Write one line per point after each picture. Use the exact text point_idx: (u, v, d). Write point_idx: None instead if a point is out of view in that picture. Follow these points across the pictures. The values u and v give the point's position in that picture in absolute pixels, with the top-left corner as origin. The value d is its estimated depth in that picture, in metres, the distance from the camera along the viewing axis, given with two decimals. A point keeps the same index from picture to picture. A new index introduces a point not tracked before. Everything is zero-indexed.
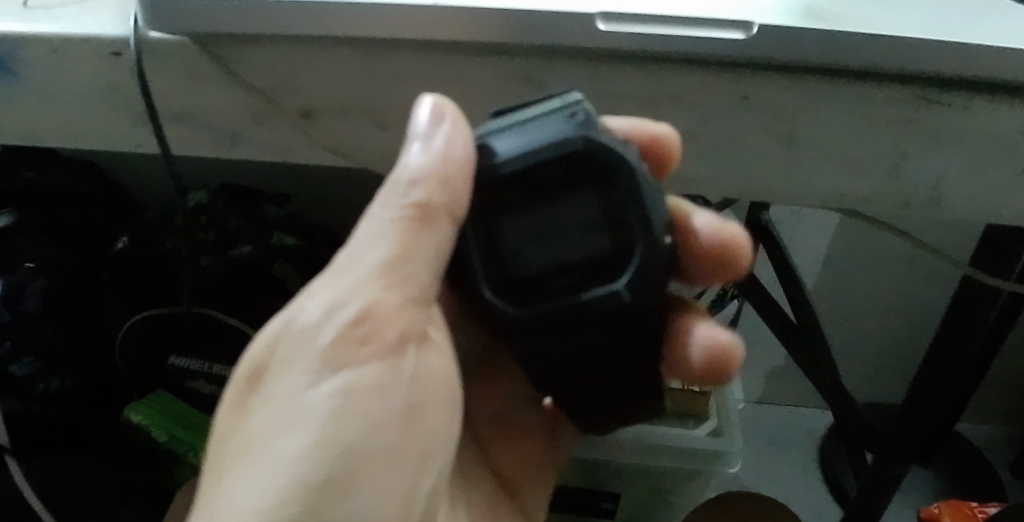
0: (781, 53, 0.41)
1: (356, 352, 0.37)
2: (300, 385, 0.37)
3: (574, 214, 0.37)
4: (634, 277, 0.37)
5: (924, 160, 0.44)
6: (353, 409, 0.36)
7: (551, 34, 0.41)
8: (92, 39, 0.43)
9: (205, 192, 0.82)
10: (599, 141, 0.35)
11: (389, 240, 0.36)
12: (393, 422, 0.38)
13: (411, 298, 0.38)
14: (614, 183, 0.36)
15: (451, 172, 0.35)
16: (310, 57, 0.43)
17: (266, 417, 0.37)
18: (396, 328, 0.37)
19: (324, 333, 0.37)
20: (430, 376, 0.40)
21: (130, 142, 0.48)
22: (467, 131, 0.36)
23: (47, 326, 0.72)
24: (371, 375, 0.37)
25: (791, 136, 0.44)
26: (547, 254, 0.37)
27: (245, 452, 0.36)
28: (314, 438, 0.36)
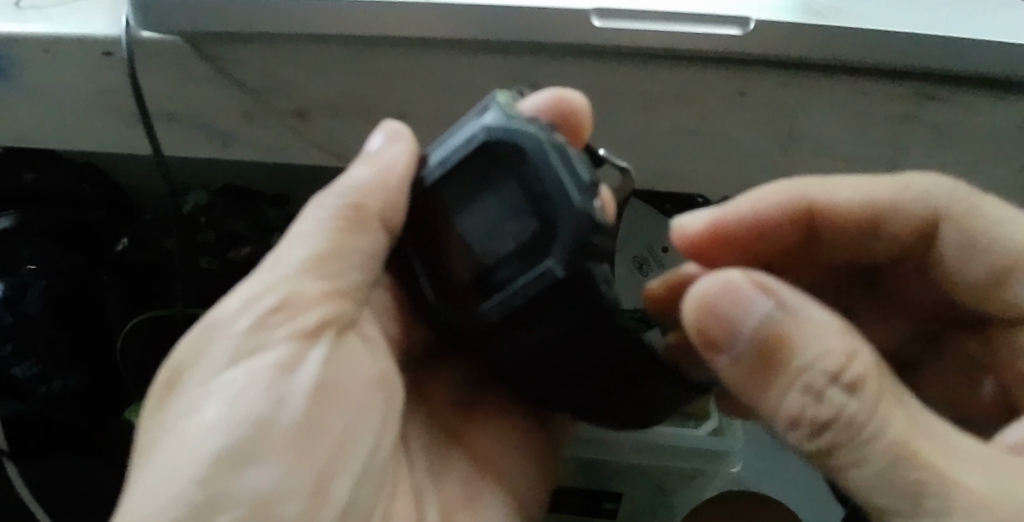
0: (778, 49, 0.41)
1: (266, 336, 0.38)
2: (215, 369, 0.38)
3: (502, 203, 0.34)
4: (568, 249, 0.33)
5: (921, 158, 0.43)
6: (257, 389, 0.37)
7: (546, 31, 0.41)
8: (83, 38, 0.43)
9: (204, 194, 0.78)
10: (500, 132, 0.33)
11: (316, 234, 0.38)
12: (299, 403, 0.37)
13: (336, 291, 0.38)
14: (523, 162, 0.33)
15: (390, 180, 0.37)
16: (303, 57, 0.43)
17: (181, 409, 0.37)
18: (315, 314, 0.38)
19: (237, 324, 0.38)
20: (360, 365, 0.40)
21: (123, 142, 0.48)
22: (411, 147, 0.39)
23: (50, 330, 0.70)
24: (281, 356, 0.37)
25: (788, 134, 0.43)
26: (495, 250, 0.35)
27: (160, 436, 0.37)
28: (219, 417, 0.36)
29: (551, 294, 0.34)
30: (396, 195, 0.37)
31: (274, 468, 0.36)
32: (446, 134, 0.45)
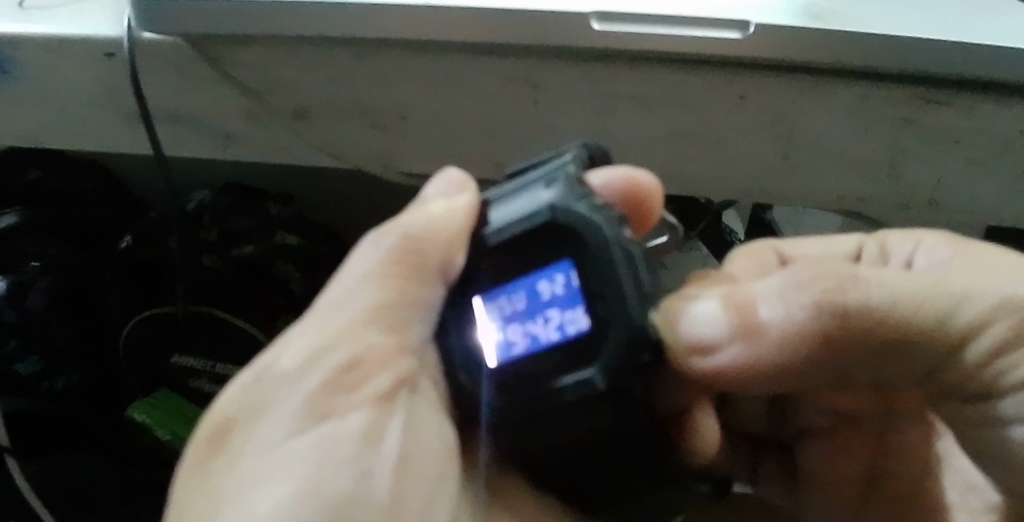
0: (779, 52, 0.41)
1: (340, 401, 0.37)
2: (282, 433, 0.36)
3: (559, 287, 0.33)
4: (607, 361, 0.31)
5: (922, 163, 0.43)
6: (335, 457, 0.36)
7: (546, 34, 0.41)
8: (87, 39, 0.43)
9: (207, 192, 0.79)
10: (566, 210, 0.32)
11: (380, 285, 0.37)
12: (381, 472, 0.37)
13: (402, 349, 0.38)
14: (585, 242, 0.32)
15: (448, 232, 0.36)
16: (304, 59, 0.43)
17: (242, 469, 0.36)
18: (385, 376, 0.38)
19: (307, 381, 0.37)
20: (432, 433, 0.39)
21: (124, 143, 0.48)
22: (472, 194, 0.38)
23: (52, 325, 0.70)
24: (359, 424, 0.37)
25: (788, 138, 0.43)
26: (545, 336, 0.34)
27: (216, 507, 0.35)
28: (300, 488, 0.35)
29: (596, 405, 0.32)
30: (451, 240, 0.36)
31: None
32: (448, 136, 0.45)
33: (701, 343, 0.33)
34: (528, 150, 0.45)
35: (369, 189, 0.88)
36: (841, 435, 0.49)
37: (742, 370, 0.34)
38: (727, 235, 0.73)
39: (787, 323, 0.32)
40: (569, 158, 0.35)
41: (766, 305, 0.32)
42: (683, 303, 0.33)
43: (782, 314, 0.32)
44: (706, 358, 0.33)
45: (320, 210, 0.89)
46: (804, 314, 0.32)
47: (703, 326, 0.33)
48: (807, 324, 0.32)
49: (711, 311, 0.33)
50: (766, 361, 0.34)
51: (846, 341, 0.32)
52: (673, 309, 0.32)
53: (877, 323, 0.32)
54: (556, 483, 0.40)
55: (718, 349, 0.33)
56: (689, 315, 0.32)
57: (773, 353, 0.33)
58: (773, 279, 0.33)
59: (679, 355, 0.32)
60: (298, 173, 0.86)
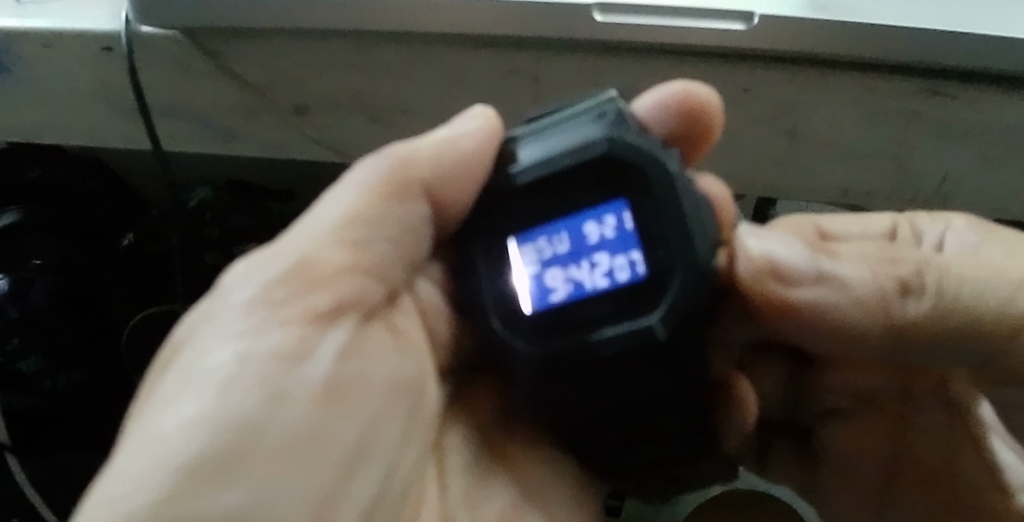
0: (783, 44, 0.40)
1: (269, 316, 0.34)
2: (205, 345, 0.33)
3: (608, 230, 0.34)
4: (668, 308, 0.32)
5: (927, 156, 0.43)
6: (249, 376, 0.32)
7: (547, 26, 0.40)
8: (84, 33, 0.42)
9: (207, 190, 0.78)
10: (623, 143, 0.33)
11: (353, 198, 0.36)
12: (304, 400, 0.33)
13: (360, 270, 0.35)
14: (645, 190, 0.33)
15: (449, 156, 0.37)
16: (304, 52, 0.43)
17: (163, 382, 0.33)
18: (329, 294, 0.35)
19: (243, 293, 0.34)
20: (384, 362, 0.36)
21: (122, 137, 0.48)
22: (495, 126, 0.38)
23: (54, 323, 0.69)
24: (285, 342, 0.33)
25: (793, 132, 0.43)
26: (591, 282, 0.34)
27: (132, 427, 0.32)
28: (203, 407, 0.31)
29: (646, 359, 0.32)
30: (450, 165, 0.37)
31: (270, 477, 0.31)
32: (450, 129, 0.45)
33: (779, 276, 0.36)
34: None
35: None
36: (869, 419, 0.48)
37: (804, 320, 0.36)
38: None
39: (860, 277, 0.35)
40: (614, 92, 0.35)
41: (840, 263, 0.35)
42: (772, 241, 0.36)
43: (855, 280, 0.35)
44: (783, 288, 0.36)
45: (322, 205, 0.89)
46: (879, 276, 0.35)
47: (784, 257, 0.36)
48: (880, 286, 0.35)
49: (798, 251, 0.36)
50: (824, 322, 0.36)
51: (911, 325, 0.35)
52: (766, 245, 0.36)
53: (945, 307, 0.34)
54: (577, 438, 0.38)
55: (792, 286, 0.36)
56: (769, 245, 0.36)
57: (843, 304, 0.35)
58: (855, 249, 0.37)
59: (757, 281, 0.36)
60: (300, 169, 0.85)
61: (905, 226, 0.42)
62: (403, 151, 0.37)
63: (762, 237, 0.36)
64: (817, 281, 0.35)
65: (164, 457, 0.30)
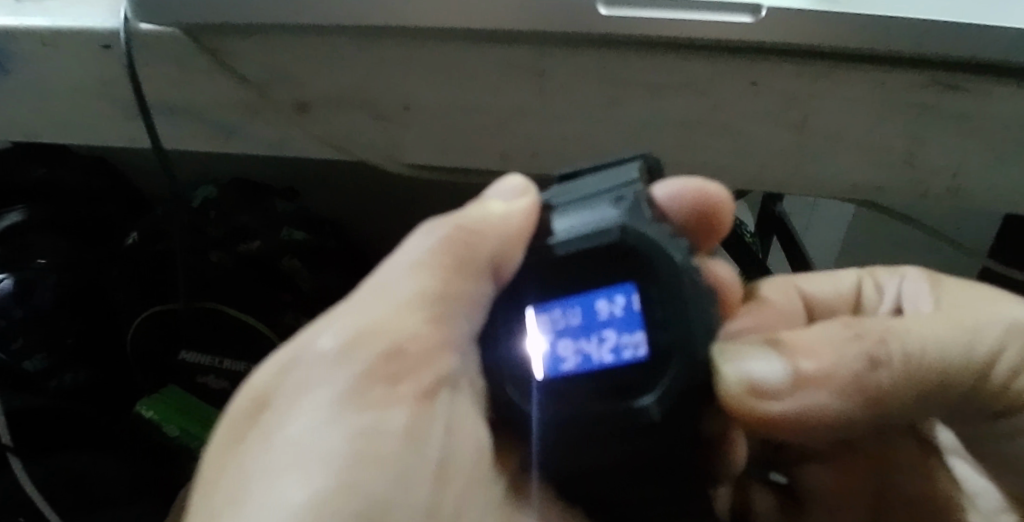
0: (791, 36, 0.40)
1: (382, 395, 0.35)
2: (318, 420, 0.34)
3: (617, 309, 0.34)
4: (661, 391, 0.32)
5: (940, 149, 0.42)
6: (370, 453, 0.34)
7: (551, 21, 0.40)
8: (85, 31, 0.42)
9: (214, 188, 0.78)
10: (638, 230, 0.33)
11: (435, 277, 0.36)
12: (417, 473, 0.35)
13: (447, 343, 0.36)
14: (652, 272, 0.33)
15: (510, 230, 0.36)
16: (305, 48, 0.42)
17: (271, 453, 0.33)
18: (428, 372, 0.36)
19: (349, 369, 0.35)
20: (470, 436, 0.37)
21: (123, 137, 0.47)
22: (539, 200, 0.37)
23: (60, 322, 0.68)
24: (400, 421, 0.35)
25: (802, 127, 0.42)
26: (599, 357, 0.34)
27: (244, 495, 0.32)
28: (338, 484, 0.32)
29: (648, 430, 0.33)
30: (511, 237, 0.36)
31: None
32: (453, 128, 0.44)
33: (759, 385, 0.33)
34: (535, 138, 0.44)
35: (371, 184, 0.86)
36: (841, 460, 0.49)
37: (790, 420, 0.34)
38: (736, 226, 0.71)
39: (830, 368, 0.33)
40: (636, 174, 0.35)
41: (810, 359, 0.33)
42: (739, 353, 0.33)
43: (836, 364, 0.33)
44: (763, 402, 0.33)
45: (324, 204, 0.88)
46: (848, 357, 0.33)
47: (761, 373, 0.33)
48: (852, 369, 0.33)
49: (766, 359, 0.34)
50: (808, 415, 0.34)
51: (884, 393, 0.33)
52: (740, 366, 0.33)
53: (918, 373, 0.33)
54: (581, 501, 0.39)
55: (771, 395, 0.33)
56: (744, 368, 0.33)
57: (824, 399, 0.33)
58: (816, 332, 0.34)
59: (737, 396, 0.33)
60: (301, 166, 0.85)
61: (870, 282, 0.47)
62: (471, 226, 0.37)
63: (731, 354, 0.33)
64: (793, 385, 0.33)
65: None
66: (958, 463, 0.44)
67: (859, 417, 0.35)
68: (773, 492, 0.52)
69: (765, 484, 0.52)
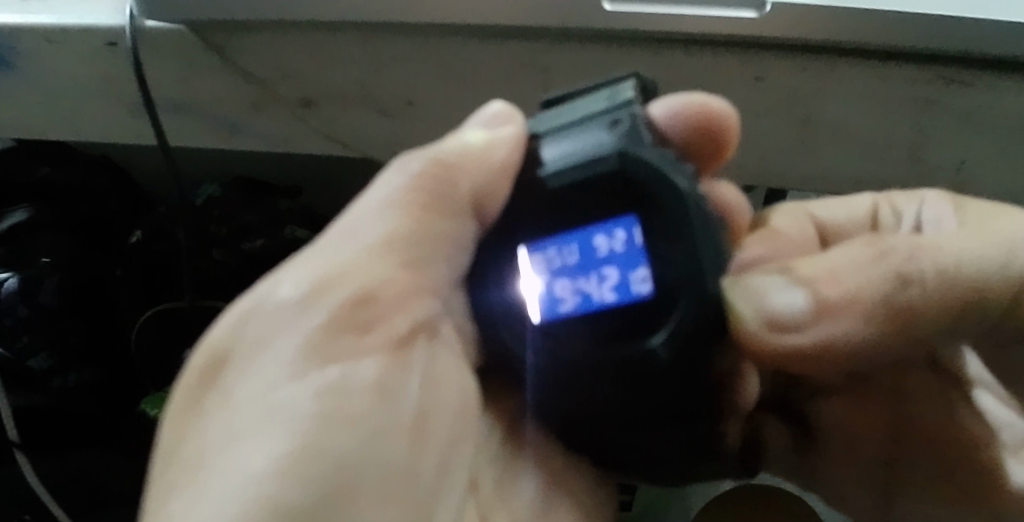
0: (795, 31, 0.40)
1: (350, 346, 0.34)
2: (281, 373, 0.33)
3: (617, 244, 0.33)
4: (672, 332, 0.32)
5: (944, 144, 0.42)
6: (339, 408, 0.33)
7: (555, 16, 0.40)
8: (89, 29, 0.42)
9: (217, 187, 0.78)
10: (638, 157, 0.32)
11: (412, 217, 0.36)
12: (395, 427, 0.34)
13: (420, 286, 0.36)
14: (654, 205, 0.32)
15: (489, 163, 0.36)
16: (310, 44, 0.42)
17: (233, 412, 0.33)
18: (398, 318, 0.35)
19: (310, 319, 0.34)
20: (451, 382, 0.37)
21: (129, 133, 0.47)
22: (520, 128, 0.36)
23: (64, 321, 0.68)
24: (370, 373, 0.34)
25: (807, 122, 0.42)
26: (600, 296, 0.34)
27: (207, 457, 0.32)
28: (303, 444, 0.32)
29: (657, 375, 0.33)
30: (490, 173, 0.36)
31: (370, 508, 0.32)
32: (458, 122, 0.44)
33: (780, 319, 0.32)
34: None
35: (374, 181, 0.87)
36: (864, 399, 0.47)
37: (820, 350, 0.34)
38: None
39: (857, 291, 0.32)
40: (631, 94, 0.34)
41: (829, 283, 0.32)
42: (757, 284, 0.32)
43: (863, 284, 0.32)
44: (784, 334, 0.33)
45: (327, 200, 0.88)
46: (872, 278, 0.32)
47: (781, 306, 0.32)
48: (877, 292, 0.32)
49: (783, 289, 0.33)
50: (836, 341, 0.33)
51: (911, 311, 0.33)
52: (759, 304, 0.32)
53: (946, 288, 0.33)
54: (594, 447, 0.38)
55: (792, 328, 0.33)
56: (765, 305, 0.32)
57: (849, 327, 0.33)
58: (834, 256, 0.33)
59: (756, 333, 0.32)
60: (305, 163, 0.85)
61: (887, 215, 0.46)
62: (448, 161, 0.37)
63: (744, 288, 0.32)
64: (817, 314, 0.32)
65: (265, 492, 0.30)
66: (983, 396, 0.44)
67: (889, 338, 0.34)
68: (789, 430, 0.51)
69: (781, 422, 0.51)
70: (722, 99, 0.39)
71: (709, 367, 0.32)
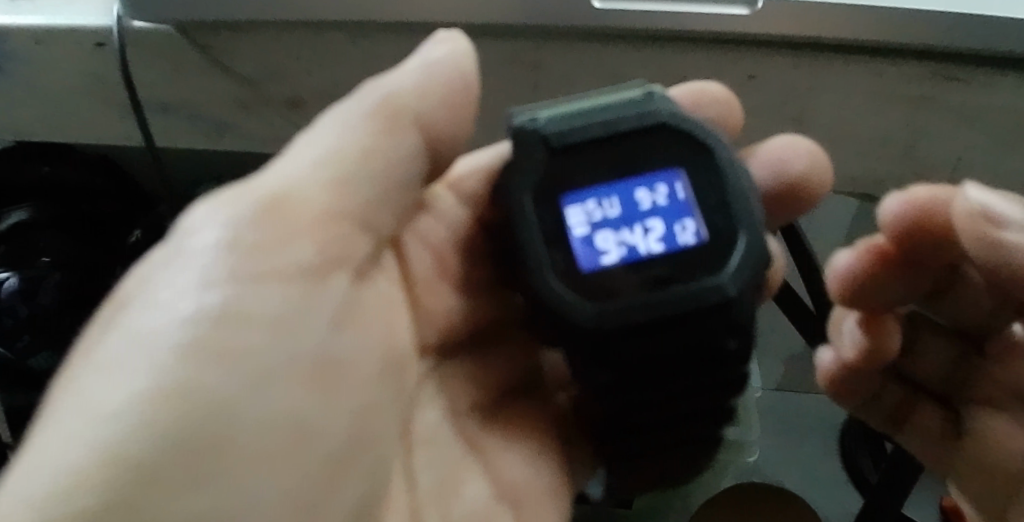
0: (787, 29, 0.39)
1: (250, 266, 0.27)
2: (163, 298, 0.26)
3: (661, 198, 0.32)
4: (738, 264, 0.31)
5: (941, 139, 0.41)
6: (219, 339, 0.26)
7: (545, 14, 0.39)
8: (76, 29, 0.42)
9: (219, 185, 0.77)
10: (678, 114, 0.33)
11: (352, 128, 0.30)
12: (293, 376, 0.28)
13: (352, 214, 0.30)
14: (697, 158, 0.33)
15: (451, 91, 0.33)
16: (299, 43, 0.42)
17: (98, 345, 0.26)
18: (315, 243, 0.29)
19: (207, 234, 0.27)
20: (370, 334, 0.32)
21: (116, 133, 0.47)
22: (461, 57, 0.33)
23: (66, 320, 0.67)
24: (267, 307, 0.28)
25: (801, 118, 0.42)
26: (646, 248, 0.32)
27: (54, 405, 0.25)
28: (160, 382, 0.25)
29: (704, 316, 0.31)
30: (441, 97, 0.33)
31: (247, 473, 0.26)
32: None
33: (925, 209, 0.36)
34: None
35: None
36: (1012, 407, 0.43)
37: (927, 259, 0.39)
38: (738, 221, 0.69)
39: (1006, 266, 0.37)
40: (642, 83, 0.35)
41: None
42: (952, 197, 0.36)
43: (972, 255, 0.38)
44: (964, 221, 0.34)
45: None
46: None
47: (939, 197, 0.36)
48: None
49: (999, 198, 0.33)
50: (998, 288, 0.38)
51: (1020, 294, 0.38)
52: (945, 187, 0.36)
53: None
54: (614, 417, 0.36)
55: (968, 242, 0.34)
56: (991, 199, 0.33)
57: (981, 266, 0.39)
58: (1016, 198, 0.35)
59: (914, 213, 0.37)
60: None
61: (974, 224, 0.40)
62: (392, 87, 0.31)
63: (914, 190, 0.37)
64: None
65: (84, 458, 0.23)
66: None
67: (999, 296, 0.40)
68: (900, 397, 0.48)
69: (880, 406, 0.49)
70: (711, 83, 0.38)
71: (743, 312, 0.32)
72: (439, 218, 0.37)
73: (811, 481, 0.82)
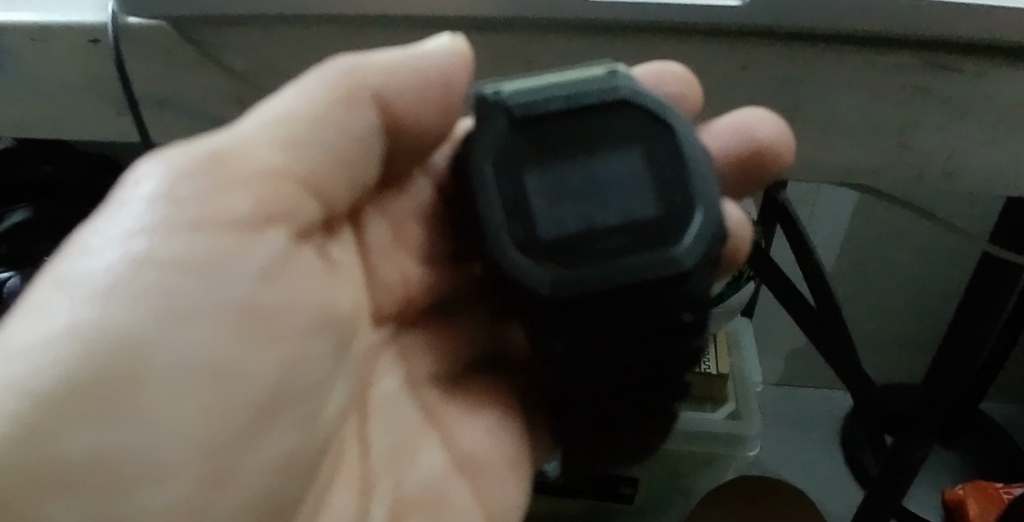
0: (774, 17, 0.39)
1: (183, 214, 0.28)
2: (95, 242, 0.27)
3: (621, 173, 0.32)
4: (696, 236, 0.31)
5: (933, 127, 0.41)
6: (143, 284, 0.27)
7: (534, 7, 0.40)
8: (72, 26, 0.42)
9: None
10: (640, 94, 0.32)
11: (307, 95, 0.31)
12: (219, 324, 0.28)
13: (299, 175, 0.31)
14: (658, 137, 0.32)
15: (430, 76, 0.34)
16: (292, 38, 0.42)
17: (34, 288, 0.27)
18: (255, 195, 0.29)
19: (145, 183, 0.28)
20: (312, 294, 0.32)
21: (112, 131, 0.47)
22: (452, 52, 0.34)
23: None
24: (198, 253, 0.28)
25: (794, 106, 0.42)
26: (604, 219, 0.31)
27: None
28: (78, 321, 0.26)
29: (658, 285, 0.31)
30: (419, 85, 0.34)
31: (156, 412, 0.27)
32: None
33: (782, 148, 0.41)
34: None
35: None
36: None
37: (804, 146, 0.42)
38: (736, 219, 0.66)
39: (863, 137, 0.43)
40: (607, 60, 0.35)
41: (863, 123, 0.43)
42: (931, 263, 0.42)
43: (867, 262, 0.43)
44: None
45: None
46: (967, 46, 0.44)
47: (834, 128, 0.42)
48: None
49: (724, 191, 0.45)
50: None
51: None
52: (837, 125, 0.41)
53: None
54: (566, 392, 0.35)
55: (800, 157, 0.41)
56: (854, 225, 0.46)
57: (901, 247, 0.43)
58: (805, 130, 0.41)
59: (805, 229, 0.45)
60: None
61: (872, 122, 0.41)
62: (355, 62, 0.32)
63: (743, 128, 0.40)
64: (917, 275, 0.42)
65: None
66: None
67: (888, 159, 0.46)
68: None
69: None
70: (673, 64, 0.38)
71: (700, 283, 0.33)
72: (410, 197, 0.37)
73: (817, 480, 0.81)
